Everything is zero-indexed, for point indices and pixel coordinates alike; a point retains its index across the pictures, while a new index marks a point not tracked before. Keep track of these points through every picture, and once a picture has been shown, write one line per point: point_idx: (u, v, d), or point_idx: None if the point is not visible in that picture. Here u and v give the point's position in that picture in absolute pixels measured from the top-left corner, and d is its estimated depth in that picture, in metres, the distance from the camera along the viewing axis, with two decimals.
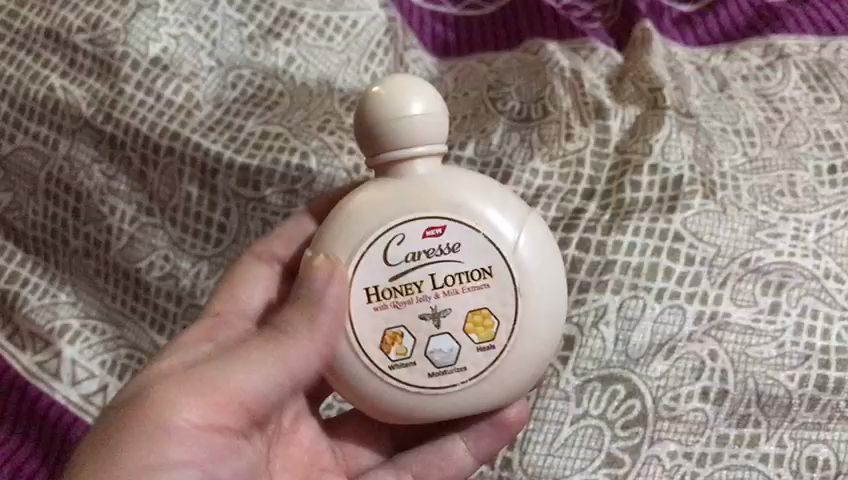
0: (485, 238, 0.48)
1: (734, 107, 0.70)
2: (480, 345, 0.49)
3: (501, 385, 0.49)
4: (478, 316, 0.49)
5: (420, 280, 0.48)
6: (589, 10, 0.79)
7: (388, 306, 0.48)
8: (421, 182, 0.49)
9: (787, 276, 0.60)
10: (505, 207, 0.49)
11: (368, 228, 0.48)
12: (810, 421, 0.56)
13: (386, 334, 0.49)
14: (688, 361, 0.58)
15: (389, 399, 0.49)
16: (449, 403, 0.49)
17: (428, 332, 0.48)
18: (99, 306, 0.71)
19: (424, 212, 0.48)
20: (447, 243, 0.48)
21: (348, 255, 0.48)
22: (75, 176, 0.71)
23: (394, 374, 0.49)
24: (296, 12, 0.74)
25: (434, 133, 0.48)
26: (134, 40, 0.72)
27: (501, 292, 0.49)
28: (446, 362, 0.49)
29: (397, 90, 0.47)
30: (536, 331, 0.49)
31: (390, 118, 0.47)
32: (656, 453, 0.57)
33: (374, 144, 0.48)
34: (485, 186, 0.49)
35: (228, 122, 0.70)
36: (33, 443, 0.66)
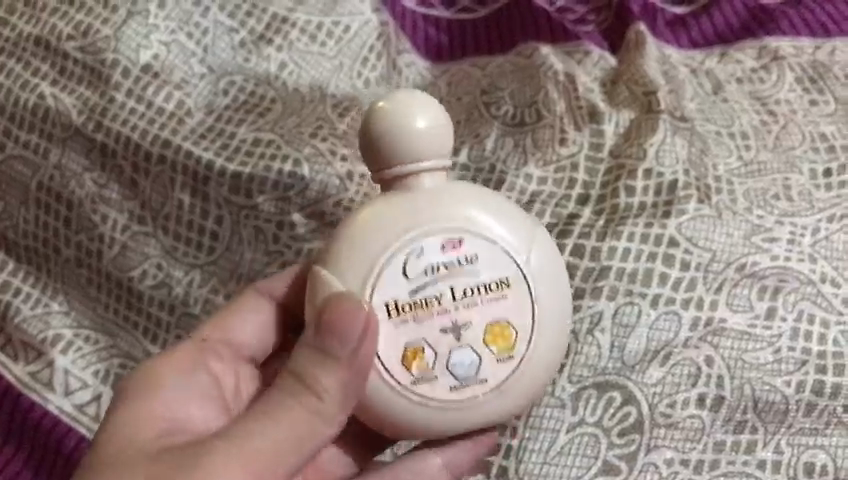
0: (501, 248, 0.46)
1: (729, 110, 0.69)
2: (501, 356, 0.47)
3: (521, 395, 0.47)
4: (498, 328, 0.46)
5: (439, 294, 0.46)
6: (583, 12, 0.79)
7: (407, 320, 0.46)
8: (435, 194, 0.46)
9: (784, 281, 0.59)
10: (514, 218, 0.47)
11: (383, 243, 0.46)
12: (807, 426, 0.57)
13: (406, 350, 0.46)
14: (684, 367, 0.58)
15: (408, 416, 0.47)
16: (470, 419, 0.47)
17: (449, 345, 0.46)
18: (92, 315, 0.70)
19: (442, 223, 0.46)
20: (465, 255, 0.46)
21: (364, 270, 0.45)
22: (67, 185, 0.70)
23: (418, 388, 0.46)
24: (288, 18, 0.74)
25: (439, 147, 0.46)
26: (124, 47, 0.71)
27: (520, 304, 0.47)
28: (468, 375, 0.46)
29: (402, 104, 0.46)
30: (553, 339, 0.47)
31: (393, 130, 0.45)
32: (653, 460, 0.57)
33: (378, 158, 0.46)
34: (492, 196, 0.48)
35: (219, 130, 0.70)
36: (27, 452, 0.66)
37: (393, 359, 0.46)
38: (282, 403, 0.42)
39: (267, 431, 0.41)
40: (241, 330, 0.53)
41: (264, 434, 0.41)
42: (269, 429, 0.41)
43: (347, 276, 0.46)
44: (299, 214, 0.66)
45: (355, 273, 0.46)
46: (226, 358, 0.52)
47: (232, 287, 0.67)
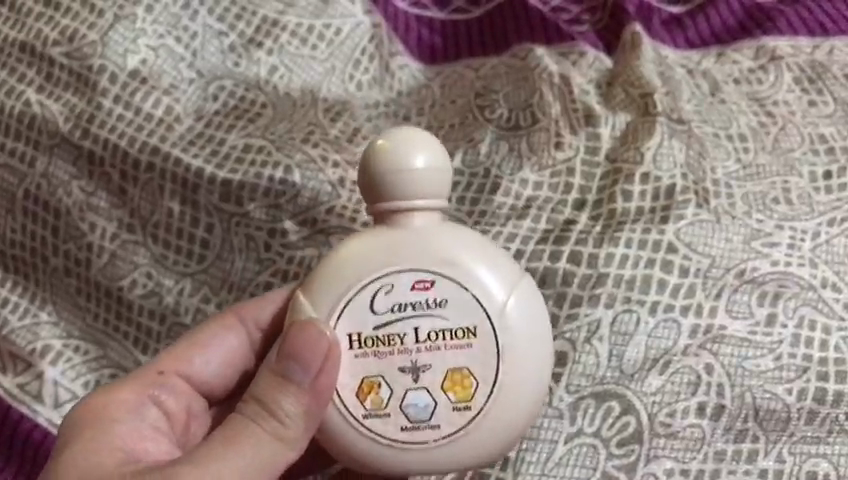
0: (472, 296, 0.48)
1: (727, 112, 0.68)
2: (457, 404, 0.48)
3: (474, 448, 0.49)
4: (458, 375, 0.48)
5: (403, 333, 0.48)
6: (578, 12, 0.77)
7: (369, 355, 0.48)
8: (416, 235, 0.48)
9: (784, 286, 0.59)
10: (496, 268, 0.49)
11: (358, 274, 0.48)
12: (809, 435, 0.56)
13: (364, 382, 0.48)
14: (685, 375, 0.57)
15: (363, 450, 0.49)
16: (414, 461, 0.49)
17: (406, 385, 0.48)
18: (81, 325, 0.68)
19: (415, 263, 0.48)
20: (434, 298, 0.48)
21: (336, 298, 0.48)
22: (54, 193, 0.69)
23: (369, 423, 0.48)
24: (278, 21, 0.73)
25: (435, 188, 0.48)
26: (110, 53, 0.70)
27: (483, 354, 0.48)
28: (421, 417, 0.48)
29: (404, 142, 0.47)
30: (513, 398, 0.49)
31: (396, 166, 0.47)
32: (653, 470, 0.56)
33: (376, 191, 0.48)
34: (479, 245, 0.49)
35: (209, 136, 0.68)
36: (16, 466, 0.65)
37: (350, 389, 0.48)
38: (244, 429, 0.45)
39: (233, 458, 0.44)
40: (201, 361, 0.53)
41: (231, 460, 0.44)
42: (235, 456, 0.44)
43: (322, 302, 0.48)
44: (291, 220, 0.65)
45: (328, 301, 0.48)
46: (180, 390, 0.53)
47: (224, 295, 0.66)
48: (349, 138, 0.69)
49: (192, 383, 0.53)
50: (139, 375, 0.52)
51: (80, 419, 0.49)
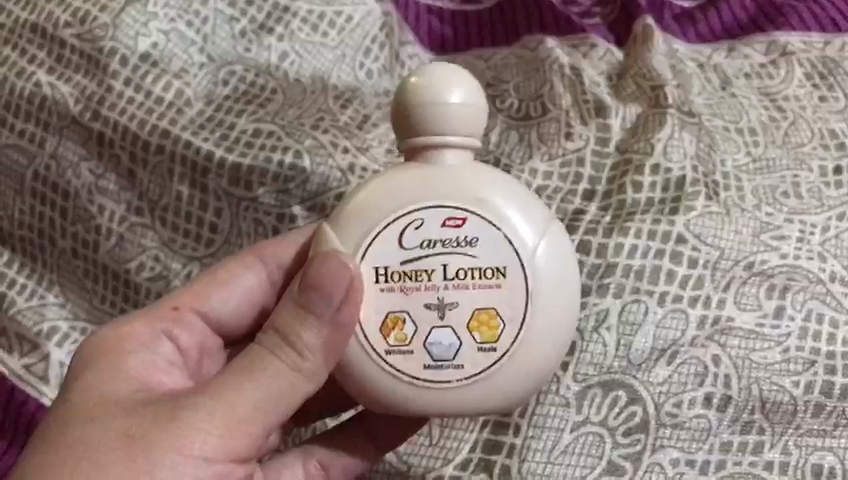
0: (503, 235, 0.45)
1: (737, 106, 0.68)
2: (482, 345, 0.45)
3: (496, 392, 0.46)
4: (484, 315, 0.45)
5: (431, 269, 0.45)
6: (588, 5, 0.77)
7: (395, 289, 0.45)
8: (448, 172, 0.46)
9: (793, 279, 0.59)
10: (527, 209, 0.46)
11: (388, 208, 0.45)
12: (815, 428, 0.55)
13: (388, 317, 0.46)
14: (692, 366, 0.57)
15: (381, 388, 0.46)
16: (435, 400, 0.46)
17: (431, 322, 0.45)
18: (88, 307, 0.69)
19: (446, 199, 0.45)
20: (464, 236, 0.45)
21: (363, 232, 0.45)
22: (63, 175, 0.69)
23: (391, 360, 0.46)
24: (289, 7, 0.73)
25: (471, 126, 0.45)
26: (121, 35, 0.70)
27: (511, 296, 0.45)
28: (445, 356, 0.45)
29: (440, 76, 0.45)
30: (538, 344, 0.46)
31: (433, 99, 0.44)
32: (658, 460, 0.55)
33: (409, 124, 0.45)
34: (511, 186, 0.46)
35: (219, 120, 0.68)
36: (17, 449, 0.64)
37: (373, 323, 0.46)
38: (259, 360, 0.43)
39: (245, 391, 0.42)
40: (219, 300, 0.52)
41: (244, 393, 0.42)
42: (252, 388, 0.42)
43: (348, 236, 0.46)
44: (299, 206, 0.65)
45: (353, 235, 0.46)
46: (195, 327, 0.51)
47: None
48: (359, 125, 0.69)
49: (208, 321, 0.51)
50: (152, 309, 0.50)
51: (88, 349, 0.47)
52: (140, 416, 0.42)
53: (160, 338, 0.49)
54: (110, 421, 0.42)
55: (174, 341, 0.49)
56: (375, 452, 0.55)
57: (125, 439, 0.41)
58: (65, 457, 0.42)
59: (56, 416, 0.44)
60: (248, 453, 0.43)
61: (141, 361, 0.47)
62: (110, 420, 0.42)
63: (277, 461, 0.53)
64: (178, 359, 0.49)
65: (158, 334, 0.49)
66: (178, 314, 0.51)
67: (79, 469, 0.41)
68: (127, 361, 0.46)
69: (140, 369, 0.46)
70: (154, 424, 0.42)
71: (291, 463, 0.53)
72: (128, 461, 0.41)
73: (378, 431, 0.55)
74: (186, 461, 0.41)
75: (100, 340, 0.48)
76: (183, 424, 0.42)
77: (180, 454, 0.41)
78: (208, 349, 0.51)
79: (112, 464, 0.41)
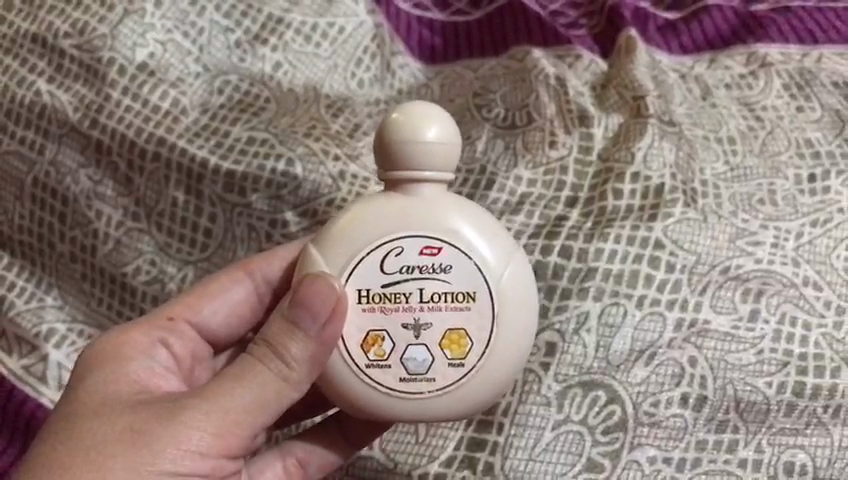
0: (474, 263, 0.48)
1: (717, 115, 0.71)
2: (452, 360, 0.48)
3: (463, 403, 0.48)
4: (455, 334, 0.48)
5: (409, 292, 0.47)
6: (575, 16, 0.79)
7: (376, 309, 0.47)
8: (425, 203, 0.48)
9: (767, 283, 0.61)
10: (493, 236, 0.49)
11: (370, 235, 0.47)
12: (787, 427, 0.57)
13: (368, 334, 0.47)
14: (669, 367, 0.59)
15: (358, 397, 0.48)
16: (408, 410, 0.48)
17: (407, 340, 0.47)
18: (86, 310, 0.71)
19: (424, 229, 0.47)
20: (439, 262, 0.47)
21: (346, 257, 0.47)
22: (62, 181, 0.71)
23: (370, 373, 0.48)
24: (283, 18, 0.75)
25: (448, 160, 0.47)
26: (119, 45, 0.72)
27: (479, 316, 0.48)
28: (419, 371, 0.48)
29: (420, 113, 0.47)
30: (504, 360, 0.48)
31: (414, 135, 0.46)
32: (636, 458, 0.57)
33: (390, 158, 0.47)
34: (480, 214, 0.49)
35: (214, 128, 0.70)
36: (17, 447, 0.66)
37: (354, 339, 0.47)
38: (249, 367, 0.45)
39: (237, 395, 0.44)
40: (209, 311, 0.54)
41: (235, 396, 0.44)
42: (243, 393, 0.44)
43: (331, 259, 0.48)
44: (292, 211, 0.67)
45: (337, 259, 0.48)
46: (188, 336, 0.53)
47: None
48: (349, 134, 0.71)
49: (200, 332, 0.54)
50: (148, 319, 0.52)
51: (90, 353, 0.49)
52: (140, 414, 0.44)
53: (156, 346, 0.51)
54: (113, 419, 0.44)
55: (169, 349, 0.51)
56: (349, 446, 0.57)
57: (127, 434, 0.44)
58: (70, 450, 0.43)
59: (61, 413, 0.46)
60: (239, 450, 0.46)
61: (140, 366, 0.49)
62: (112, 418, 0.44)
63: (258, 459, 0.56)
64: (173, 366, 0.51)
65: (155, 342, 0.51)
66: (173, 324, 0.52)
67: (83, 461, 0.43)
68: (126, 365, 0.48)
69: (138, 374, 0.48)
70: (153, 422, 0.44)
71: (270, 461, 0.56)
72: (128, 454, 0.43)
73: (352, 428, 0.56)
74: (183, 455, 0.43)
75: (101, 346, 0.49)
76: (180, 423, 0.44)
77: (177, 449, 0.43)
78: (200, 356, 0.53)
79: (114, 459, 0.43)
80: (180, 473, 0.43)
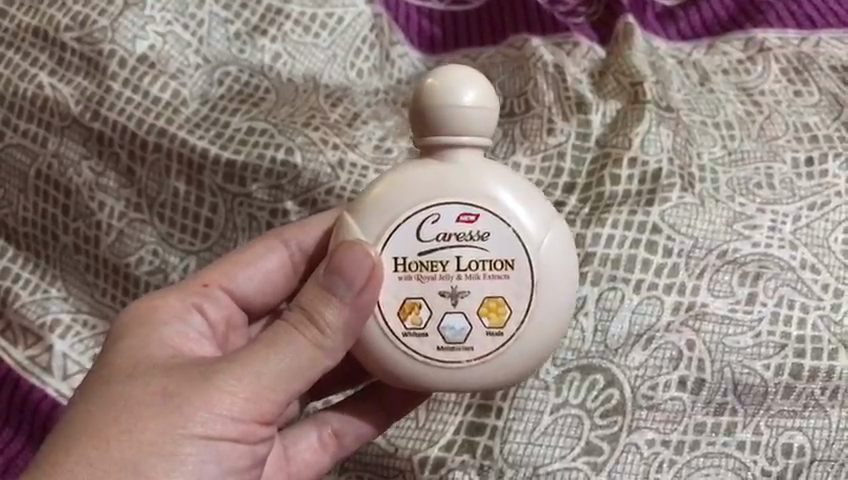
0: (512, 231, 0.48)
1: (715, 101, 0.71)
2: (490, 330, 0.48)
3: (502, 372, 0.48)
4: (493, 302, 0.48)
5: (447, 260, 0.47)
6: (574, 5, 0.79)
7: (413, 278, 0.47)
8: (464, 169, 0.48)
9: (765, 267, 0.61)
10: (534, 203, 0.48)
11: (407, 203, 0.47)
12: (785, 409, 0.57)
13: (404, 303, 0.48)
14: (667, 350, 0.59)
15: (396, 365, 0.48)
16: (448, 380, 0.48)
17: (444, 308, 0.47)
18: (89, 301, 0.71)
19: (463, 196, 0.47)
20: (477, 230, 0.47)
21: (381, 225, 0.47)
22: (65, 173, 0.72)
23: (407, 342, 0.48)
24: (282, 9, 0.76)
25: (482, 128, 0.47)
26: (120, 38, 0.73)
27: (518, 285, 0.48)
28: (456, 339, 0.48)
29: (461, 77, 0.47)
30: (543, 329, 0.48)
31: (449, 98, 0.46)
32: (634, 441, 0.58)
33: (424, 120, 0.47)
34: (517, 179, 0.49)
35: (214, 119, 0.71)
36: (24, 435, 0.67)
37: (391, 308, 0.48)
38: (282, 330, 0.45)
39: (268, 359, 0.45)
40: (245, 278, 0.54)
41: (267, 363, 0.45)
42: (276, 359, 0.45)
43: (367, 227, 0.48)
44: (292, 201, 0.68)
45: (374, 227, 0.48)
46: (223, 303, 0.53)
47: None
48: (349, 123, 0.72)
49: (236, 299, 0.54)
50: (184, 285, 0.53)
51: (129, 314, 0.50)
52: (172, 378, 0.45)
53: (191, 311, 0.51)
54: (147, 379, 0.45)
55: (204, 316, 0.52)
56: (384, 419, 0.57)
57: (160, 395, 0.44)
58: (100, 409, 0.45)
59: (98, 372, 0.47)
60: (270, 416, 0.46)
61: (172, 330, 0.49)
62: (143, 379, 0.45)
63: (293, 429, 0.56)
64: (207, 332, 0.51)
65: (189, 306, 0.51)
66: (209, 291, 0.53)
67: (113, 420, 0.44)
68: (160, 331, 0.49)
69: (172, 338, 0.49)
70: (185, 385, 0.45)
71: (305, 431, 0.56)
72: (158, 416, 0.44)
73: (389, 400, 0.57)
74: (213, 419, 0.44)
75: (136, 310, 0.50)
76: (212, 388, 0.44)
77: (207, 413, 0.44)
78: (235, 323, 0.54)
79: (146, 419, 0.44)
80: (209, 436, 0.44)
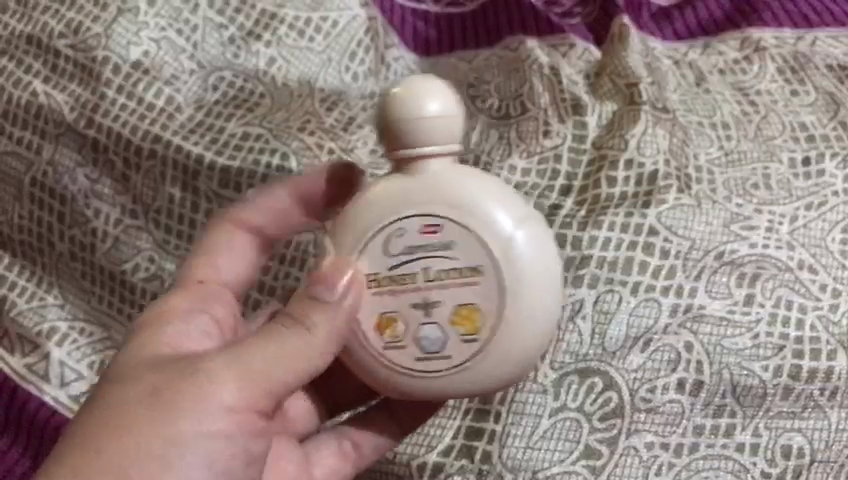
0: (479, 237, 0.46)
1: (711, 101, 0.71)
2: (465, 337, 0.46)
3: (488, 377, 0.47)
4: (465, 311, 0.46)
5: (415, 272, 0.46)
6: (570, 5, 0.79)
7: (383, 293, 0.46)
8: (428, 179, 0.46)
9: (762, 268, 0.61)
10: (505, 204, 0.46)
11: (375, 218, 0.47)
12: (784, 410, 0.57)
13: (378, 318, 0.47)
14: (665, 353, 0.59)
15: (383, 376, 0.48)
16: (433, 387, 0.47)
17: (418, 319, 0.46)
18: (86, 308, 0.71)
19: (429, 206, 0.46)
20: (444, 239, 0.46)
21: (351, 244, 0.47)
22: (59, 180, 0.71)
23: (387, 354, 0.47)
24: (276, 14, 0.76)
25: (448, 137, 0.46)
26: (113, 44, 0.73)
27: (489, 291, 0.46)
28: (434, 349, 0.46)
29: (426, 88, 0.45)
30: (523, 332, 0.46)
31: (416, 113, 0.45)
32: (633, 444, 0.58)
33: (392, 136, 0.46)
34: (488, 182, 0.47)
35: (209, 125, 0.71)
36: (23, 444, 0.66)
37: (366, 322, 0.47)
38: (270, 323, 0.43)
39: (257, 353, 0.42)
40: (225, 264, 0.54)
41: (260, 354, 0.42)
42: (269, 349, 0.42)
43: (339, 246, 0.47)
44: None
45: (346, 245, 0.47)
46: (219, 297, 0.52)
47: None
48: (344, 127, 0.72)
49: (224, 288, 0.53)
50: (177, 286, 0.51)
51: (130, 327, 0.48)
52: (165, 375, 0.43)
53: (190, 315, 0.49)
54: (139, 381, 0.43)
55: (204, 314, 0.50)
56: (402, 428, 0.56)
57: (152, 393, 0.42)
58: (94, 416, 0.42)
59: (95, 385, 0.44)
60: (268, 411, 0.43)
61: (168, 333, 0.47)
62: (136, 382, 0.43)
63: (313, 439, 0.55)
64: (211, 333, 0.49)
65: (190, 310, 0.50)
66: (201, 285, 0.52)
67: (107, 423, 0.41)
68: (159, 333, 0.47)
69: (167, 341, 0.46)
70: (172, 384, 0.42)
71: (326, 441, 0.54)
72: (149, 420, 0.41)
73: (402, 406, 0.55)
74: (205, 414, 0.41)
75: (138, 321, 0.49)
76: (202, 380, 0.41)
77: (204, 413, 0.41)
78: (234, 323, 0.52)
79: (138, 418, 0.41)
80: (205, 430, 0.41)
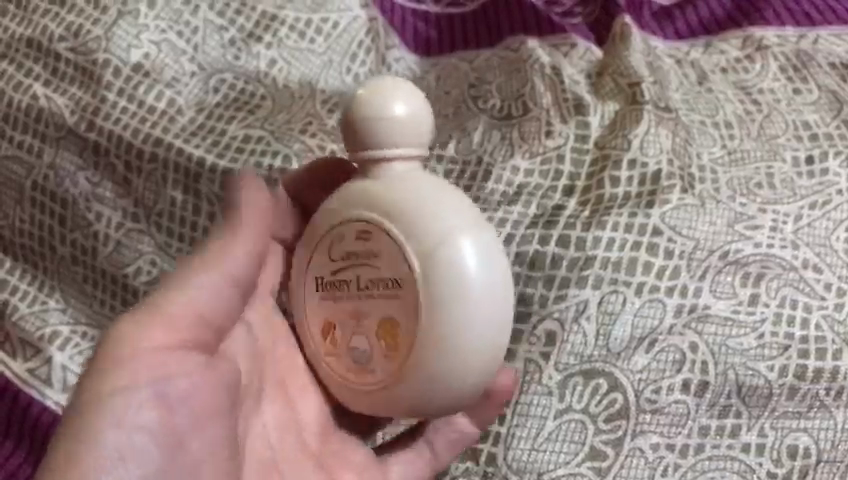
0: (396, 251, 0.47)
1: (714, 100, 0.71)
2: (385, 354, 0.48)
3: (401, 404, 0.48)
4: (385, 326, 0.48)
5: (353, 278, 0.49)
6: (570, 5, 0.79)
7: (326, 297, 0.50)
8: (374, 187, 0.48)
9: (766, 267, 0.61)
10: (426, 226, 0.46)
11: (330, 219, 0.50)
12: (790, 410, 0.57)
13: (323, 320, 0.50)
14: (670, 353, 0.59)
15: (329, 381, 0.51)
16: (360, 400, 0.49)
17: (351, 330, 0.49)
18: (88, 312, 0.70)
19: (366, 215, 0.48)
20: (374, 248, 0.48)
21: (307, 244, 0.51)
22: (61, 184, 0.71)
23: (329, 360, 0.50)
24: (277, 15, 0.76)
25: (412, 139, 0.48)
26: (113, 47, 0.73)
27: (404, 310, 0.47)
28: (360, 362, 0.49)
29: (394, 91, 0.48)
30: (432, 363, 0.46)
31: (383, 106, 0.47)
32: (639, 445, 0.57)
33: (358, 134, 0.48)
34: (440, 192, 0.47)
35: (211, 127, 0.71)
36: (25, 449, 0.66)
37: (314, 325, 0.51)
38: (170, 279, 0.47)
39: (188, 299, 0.45)
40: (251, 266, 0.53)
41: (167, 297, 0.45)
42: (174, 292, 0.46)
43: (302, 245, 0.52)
44: None
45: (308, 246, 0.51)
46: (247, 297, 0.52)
47: None
48: None
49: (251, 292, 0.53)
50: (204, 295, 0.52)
51: None
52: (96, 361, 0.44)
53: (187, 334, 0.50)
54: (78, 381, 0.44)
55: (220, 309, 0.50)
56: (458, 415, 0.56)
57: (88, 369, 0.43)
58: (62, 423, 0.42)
59: None
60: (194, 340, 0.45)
61: None
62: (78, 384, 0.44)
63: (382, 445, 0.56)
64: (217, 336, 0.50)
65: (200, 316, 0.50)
66: None
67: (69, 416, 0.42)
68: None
69: None
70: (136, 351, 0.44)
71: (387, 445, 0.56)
72: (101, 378, 0.42)
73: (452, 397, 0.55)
74: (135, 355, 0.43)
75: None
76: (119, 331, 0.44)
77: (158, 360, 0.43)
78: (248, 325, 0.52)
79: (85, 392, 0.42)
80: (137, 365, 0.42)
